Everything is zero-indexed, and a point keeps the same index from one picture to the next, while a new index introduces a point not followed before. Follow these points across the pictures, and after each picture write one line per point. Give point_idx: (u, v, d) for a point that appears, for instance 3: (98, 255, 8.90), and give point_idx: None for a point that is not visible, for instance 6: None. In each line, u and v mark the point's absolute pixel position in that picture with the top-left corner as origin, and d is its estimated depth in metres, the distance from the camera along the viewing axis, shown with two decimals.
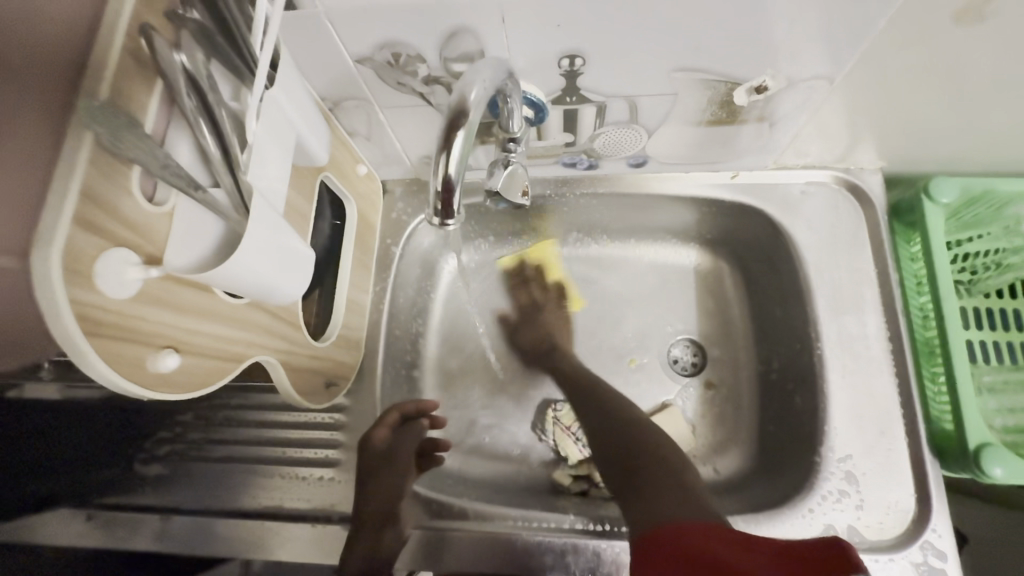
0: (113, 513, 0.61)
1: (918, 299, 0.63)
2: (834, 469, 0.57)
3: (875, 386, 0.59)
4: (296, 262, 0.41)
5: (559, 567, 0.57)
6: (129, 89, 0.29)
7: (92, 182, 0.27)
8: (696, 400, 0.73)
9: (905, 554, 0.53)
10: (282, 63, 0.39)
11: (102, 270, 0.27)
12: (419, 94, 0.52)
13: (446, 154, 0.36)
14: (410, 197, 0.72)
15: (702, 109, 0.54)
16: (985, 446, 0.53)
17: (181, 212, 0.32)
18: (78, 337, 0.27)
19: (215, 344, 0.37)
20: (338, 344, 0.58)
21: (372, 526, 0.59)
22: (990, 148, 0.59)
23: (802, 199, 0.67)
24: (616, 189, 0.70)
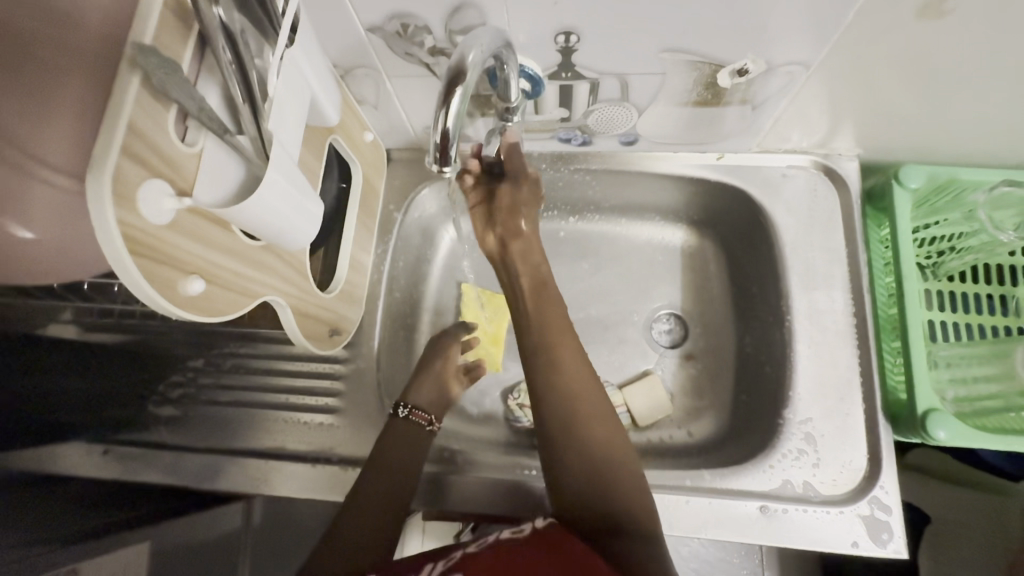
0: (125, 448, 0.65)
1: (885, 280, 0.68)
2: (795, 430, 0.62)
3: (838, 357, 0.64)
4: (308, 210, 0.46)
5: (540, 509, 0.62)
6: (168, 40, 0.33)
7: (137, 119, 0.31)
8: (676, 369, 0.78)
9: (854, 508, 0.58)
10: (302, 26, 0.43)
11: (143, 197, 0.32)
12: (424, 64, 0.56)
13: (445, 110, 0.40)
14: (413, 166, 0.76)
15: (689, 90, 0.58)
16: (931, 412, 0.57)
17: (209, 153, 0.36)
18: (124, 253, 0.31)
19: (234, 278, 0.42)
20: (341, 297, 0.63)
21: (405, 436, 0.60)
22: (958, 139, 0.62)
23: (782, 182, 0.71)
24: (608, 165, 0.74)
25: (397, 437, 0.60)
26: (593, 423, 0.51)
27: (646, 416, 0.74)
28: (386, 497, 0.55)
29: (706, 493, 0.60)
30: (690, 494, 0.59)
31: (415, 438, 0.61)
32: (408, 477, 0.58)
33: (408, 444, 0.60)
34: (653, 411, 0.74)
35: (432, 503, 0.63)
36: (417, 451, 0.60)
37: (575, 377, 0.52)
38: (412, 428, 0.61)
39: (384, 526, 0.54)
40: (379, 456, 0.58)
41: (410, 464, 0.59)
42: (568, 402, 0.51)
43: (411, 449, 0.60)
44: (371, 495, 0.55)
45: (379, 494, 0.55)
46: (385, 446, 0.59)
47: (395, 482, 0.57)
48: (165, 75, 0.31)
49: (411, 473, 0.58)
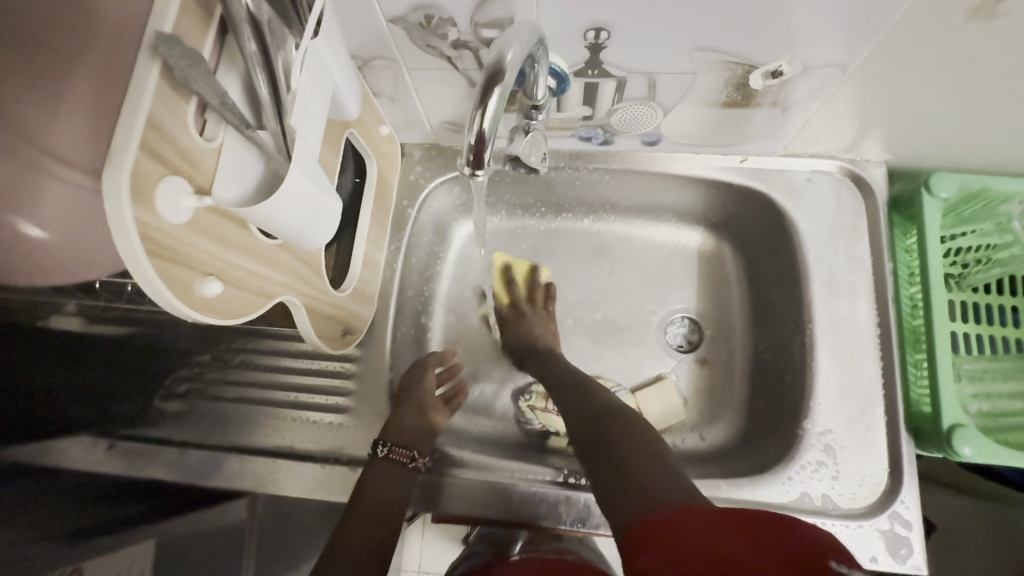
0: (132, 443, 0.65)
1: (909, 290, 0.66)
2: (815, 441, 0.61)
3: (860, 368, 0.62)
4: (327, 209, 0.44)
5: (551, 515, 0.61)
6: (190, 28, 0.32)
7: (157, 111, 0.29)
8: (690, 374, 0.77)
9: (874, 522, 0.57)
10: (326, 16, 0.41)
11: (162, 194, 0.30)
12: (446, 57, 0.54)
13: (481, 111, 0.39)
14: (427, 161, 0.74)
15: (718, 90, 0.56)
16: (958, 427, 0.56)
17: (229, 148, 0.35)
18: (141, 254, 0.29)
19: (251, 278, 0.40)
20: (354, 295, 0.61)
21: (386, 476, 0.59)
22: (992, 147, 0.61)
23: (806, 187, 0.69)
24: (628, 165, 0.72)
25: (375, 488, 0.58)
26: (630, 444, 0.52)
27: (660, 421, 0.73)
28: (360, 561, 0.54)
29: (722, 503, 0.59)
30: (707, 504, 0.58)
31: (398, 479, 0.60)
32: (386, 534, 0.57)
33: (388, 488, 0.59)
34: (667, 417, 0.73)
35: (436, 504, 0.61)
36: (398, 493, 0.59)
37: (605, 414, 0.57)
38: (390, 472, 0.59)
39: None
40: (360, 509, 0.57)
41: (392, 515, 0.58)
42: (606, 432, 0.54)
43: (390, 496, 0.59)
44: (346, 555, 0.54)
45: (353, 556, 0.54)
46: (366, 493, 0.58)
47: (372, 539, 0.56)
48: (188, 66, 0.29)
49: (392, 524, 0.58)
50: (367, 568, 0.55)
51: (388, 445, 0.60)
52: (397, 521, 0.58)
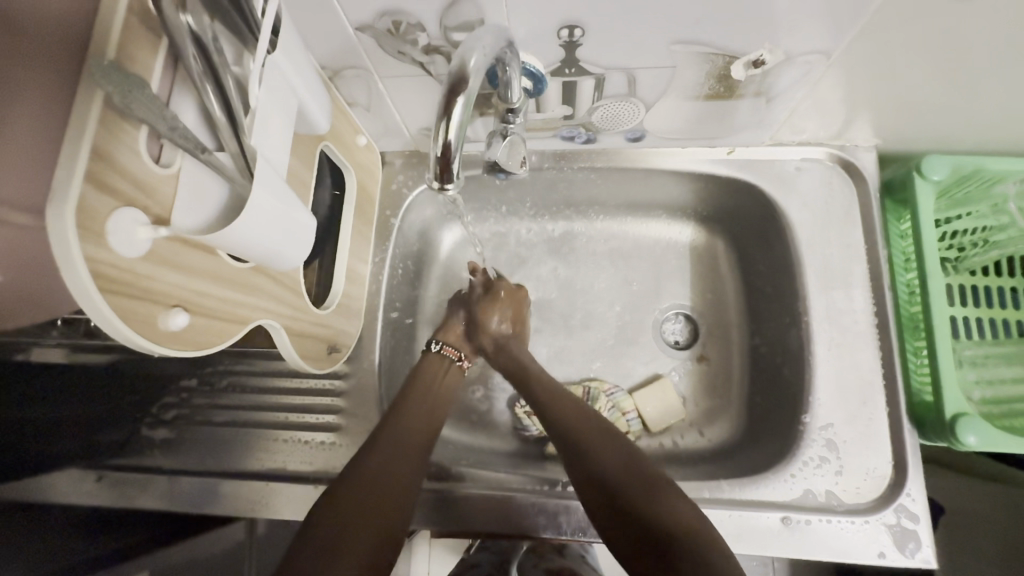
0: (121, 473, 0.63)
1: (906, 276, 0.65)
2: (816, 437, 0.59)
3: (859, 359, 0.61)
4: (299, 228, 0.42)
5: (550, 526, 0.60)
6: (133, 50, 0.30)
7: (101, 142, 0.28)
8: (687, 372, 0.76)
9: (880, 516, 0.56)
10: (285, 28, 0.39)
11: (112, 227, 0.28)
12: (419, 63, 0.52)
13: (447, 120, 0.37)
14: (409, 169, 0.73)
15: (700, 83, 0.54)
16: (961, 416, 0.55)
17: (187, 175, 0.33)
18: (93, 291, 0.28)
19: (222, 305, 0.39)
20: (338, 311, 0.60)
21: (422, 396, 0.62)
22: (984, 126, 0.59)
23: (796, 176, 0.68)
24: (614, 163, 0.70)
25: (414, 396, 0.63)
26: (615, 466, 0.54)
27: (658, 421, 0.72)
28: (400, 459, 0.56)
29: (724, 504, 0.57)
30: (709, 507, 0.57)
31: (450, 380, 0.67)
32: (425, 437, 0.60)
33: (426, 395, 0.63)
34: (665, 416, 0.72)
35: (434, 522, 0.61)
36: (434, 403, 0.63)
37: (588, 430, 0.58)
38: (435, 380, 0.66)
39: (399, 486, 0.54)
40: (401, 411, 0.60)
41: (429, 424, 0.61)
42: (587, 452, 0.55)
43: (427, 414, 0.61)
44: (389, 449, 0.56)
45: (394, 453, 0.56)
46: (405, 399, 0.62)
47: (411, 439, 0.58)
48: (130, 93, 0.27)
49: (430, 433, 0.60)
50: (406, 467, 0.56)
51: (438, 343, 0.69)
52: (432, 429, 0.61)
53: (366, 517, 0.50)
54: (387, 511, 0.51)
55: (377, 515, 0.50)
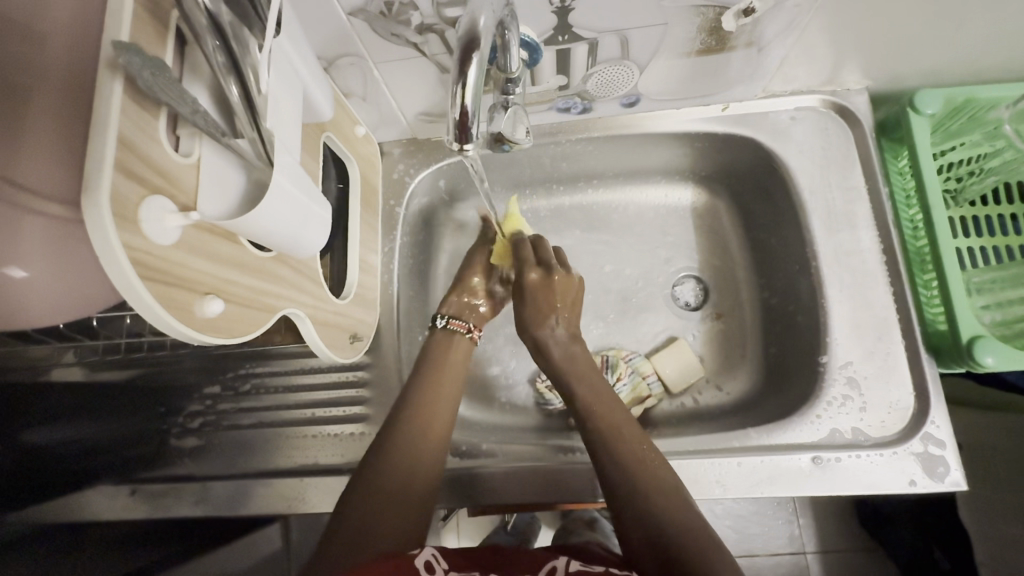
0: (155, 484, 0.64)
1: (909, 212, 0.66)
2: (837, 376, 0.60)
3: (871, 296, 0.62)
4: (317, 213, 0.43)
5: (587, 492, 0.60)
6: (146, 39, 0.30)
7: (126, 130, 0.28)
8: (702, 331, 0.77)
9: (907, 447, 0.57)
10: (285, 14, 0.40)
11: (145, 214, 0.29)
12: (413, 44, 0.53)
13: (462, 84, 0.38)
14: (409, 157, 0.73)
15: (692, 38, 0.55)
16: (978, 339, 0.56)
17: (206, 161, 0.33)
18: (134, 279, 0.28)
19: (250, 294, 0.39)
20: (356, 301, 0.60)
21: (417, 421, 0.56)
22: (973, 56, 0.60)
23: (791, 125, 0.68)
24: (611, 131, 0.71)
25: (423, 391, 0.59)
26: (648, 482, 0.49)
27: (679, 383, 0.73)
28: (414, 465, 0.53)
29: (752, 450, 0.58)
30: (741, 455, 0.58)
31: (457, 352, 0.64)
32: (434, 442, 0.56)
33: (436, 390, 0.59)
34: (685, 376, 0.73)
35: (469, 498, 0.61)
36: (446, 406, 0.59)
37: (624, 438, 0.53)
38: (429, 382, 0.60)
39: (413, 498, 0.51)
40: (405, 412, 0.57)
41: (439, 425, 0.57)
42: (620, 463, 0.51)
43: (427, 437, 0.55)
44: (397, 452, 0.53)
45: (405, 459, 0.53)
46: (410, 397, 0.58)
47: (419, 444, 0.54)
48: (151, 76, 0.28)
49: (441, 436, 0.56)
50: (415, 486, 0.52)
51: (446, 317, 0.67)
52: (447, 432, 0.58)
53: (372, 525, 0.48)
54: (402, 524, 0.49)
55: (387, 524, 0.49)
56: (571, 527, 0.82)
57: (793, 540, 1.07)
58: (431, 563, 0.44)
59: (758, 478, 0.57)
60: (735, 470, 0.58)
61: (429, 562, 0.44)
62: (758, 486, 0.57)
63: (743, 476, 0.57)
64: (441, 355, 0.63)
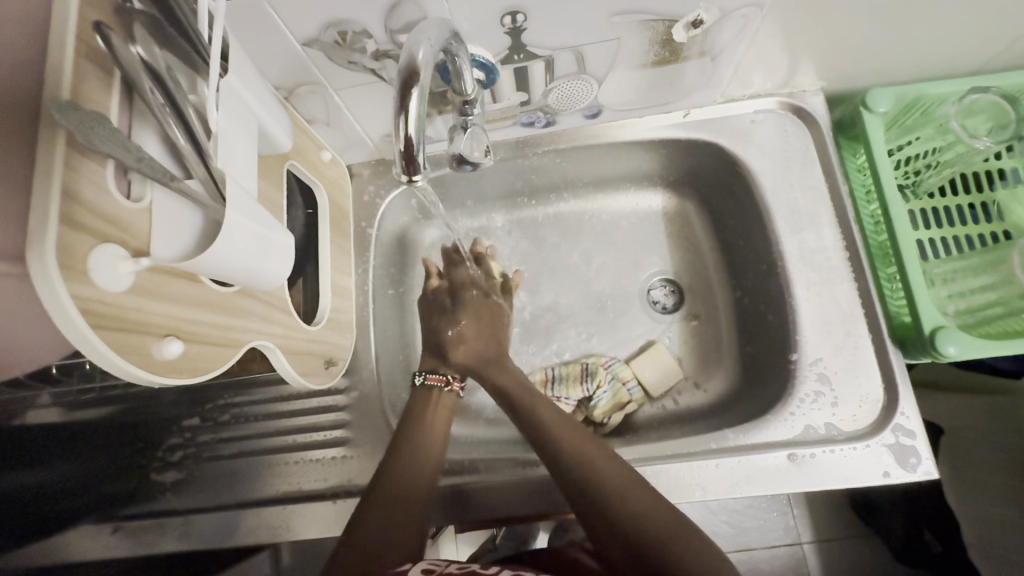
0: (137, 521, 0.64)
1: (868, 207, 0.68)
2: (807, 373, 0.61)
3: (837, 292, 0.63)
4: (278, 246, 0.43)
5: (570, 502, 0.61)
6: (90, 89, 0.30)
7: (71, 183, 0.28)
8: (679, 334, 0.78)
9: (879, 438, 0.58)
10: (233, 53, 0.40)
11: (95, 263, 0.29)
12: (371, 70, 0.53)
13: (404, 116, 0.39)
14: (378, 178, 0.74)
15: (645, 50, 0.56)
16: (939, 330, 0.57)
17: (158, 205, 0.34)
18: (87, 329, 0.28)
19: (214, 330, 0.39)
20: (329, 325, 0.60)
21: (416, 440, 0.58)
22: (921, 54, 0.62)
23: (752, 128, 0.70)
24: (576, 142, 0.72)
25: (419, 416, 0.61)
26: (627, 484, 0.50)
27: (658, 387, 0.74)
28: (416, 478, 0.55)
29: (731, 451, 0.59)
30: (719, 456, 0.59)
31: (443, 405, 0.63)
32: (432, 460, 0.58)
33: (433, 423, 0.61)
34: (665, 380, 0.74)
35: (454, 515, 0.62)
36: (443, 423, 0.62)
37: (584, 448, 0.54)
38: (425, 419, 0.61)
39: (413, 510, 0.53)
40: (405, 436, 0.59)
41: (435, 445, 0.59)
42: (591, 476, 0.51)
43: (424, 456, 0.58)
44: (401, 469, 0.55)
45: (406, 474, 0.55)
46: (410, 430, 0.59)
47: (421, 467, 0.57)
48: (93, 129, 0.28)
49: (437, 454, 0.59)
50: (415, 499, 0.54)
51: (423, 373, 0.65)
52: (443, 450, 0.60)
53: (379, 534, 0.50)
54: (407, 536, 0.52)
55: (395, 534, 0.51)
56: (567, 525, 0.83)
57: (788, 532, 1.09)
58: None
59: (735, 480, 0.58)
60: (713, 471, 0.58)
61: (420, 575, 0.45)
62: (737, 487, 0.58)
63: (719, 477, 0.58)
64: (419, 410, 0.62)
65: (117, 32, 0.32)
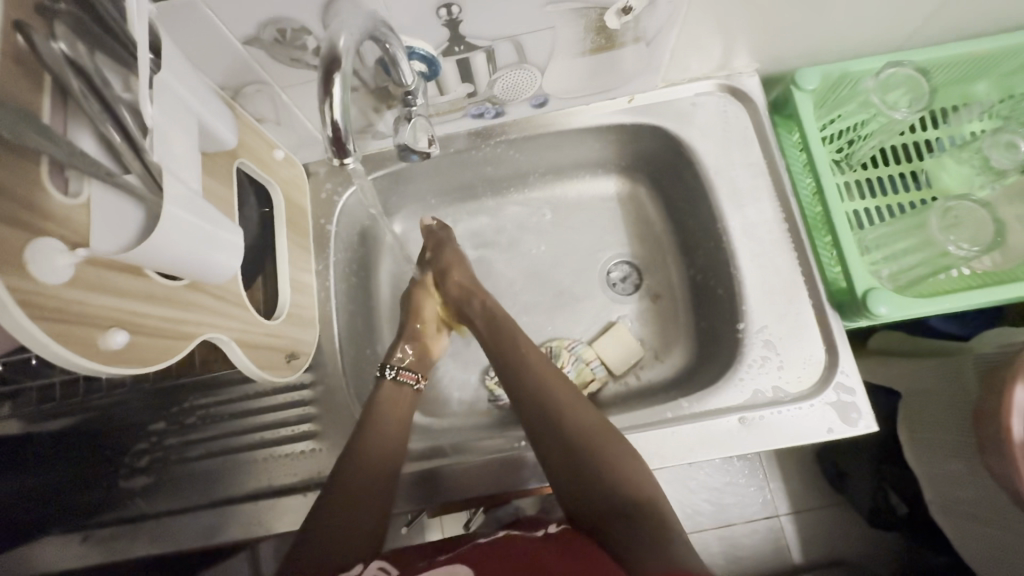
0: (106, 529, 0.63)
1: (806, 181, 0.71)
2: (754, 340, 0.64)
3: (779, 262, 0.66)
4: (226, 239, 0.44)
5: (536, 477, 0.63)
6: (18, 88, 0.31)
7: (1, 180, 0.29)
8: (640, 314, 0.80)
9: (822, 397, 0.61)
10: (166, 53, 0.41)
11: (30, 255, 0.30)
12: (314, 67, 0.54)
13: (329, 102, 0.40)
14: (335, 176, 0.75)
15: (582, 38, 0.58)
16: (870, 291, 0.61)
17: (96, 199, 0.34)
18: (25, 319, 0.29)
19: (162, 322, 0.40)
20: (290, 321, 0.61)
21: (377, 429, 0.60)
22: (844, 33, 0.65)
23: (693, 111, 0.73)
24: (527, 132, 0.74)
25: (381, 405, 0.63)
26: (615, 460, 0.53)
27: (620, 365, 0.76)
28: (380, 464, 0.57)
29: (685, 418, 0.62)
30: (674, 424, 0.61)
31: (404, 396, 0.65)
32: (395, 445, 0.60)
33: (394, 406, 0.63)
34: (627, 358, 0.76)
35: (423, 499, 0.63)
36: (406, 408, 0.64)
37: (567, 423, 0.56)
38: (387, 406, 0.62)
39: (375, 501, 0.55)
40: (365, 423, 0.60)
41: (397, 428, 0.61)
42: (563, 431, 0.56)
43: (387, 444, 0.59)
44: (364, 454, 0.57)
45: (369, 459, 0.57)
46: (374, 423, 0.60)
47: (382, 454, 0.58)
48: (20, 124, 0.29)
49: (401, 443, 0.60)
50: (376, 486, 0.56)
51: (395, 368, 0.66)
52: (405, 436, 0.62)
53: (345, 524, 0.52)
54: (368, 537, 0.53)
55: (354, 531, 0.52)
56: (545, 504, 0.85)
57: (764, 504, 1.13)
58: (379, 571, 0.46)
59: (687, 448, 0.61)
60: (668, 440, 0.61)
61: (377, 572, 0.46)
62: (693, 452, 0.61)
63: (675, 444, 0.61)
64: (391, 404, 0.63)
65: (42, 33, 0.32)
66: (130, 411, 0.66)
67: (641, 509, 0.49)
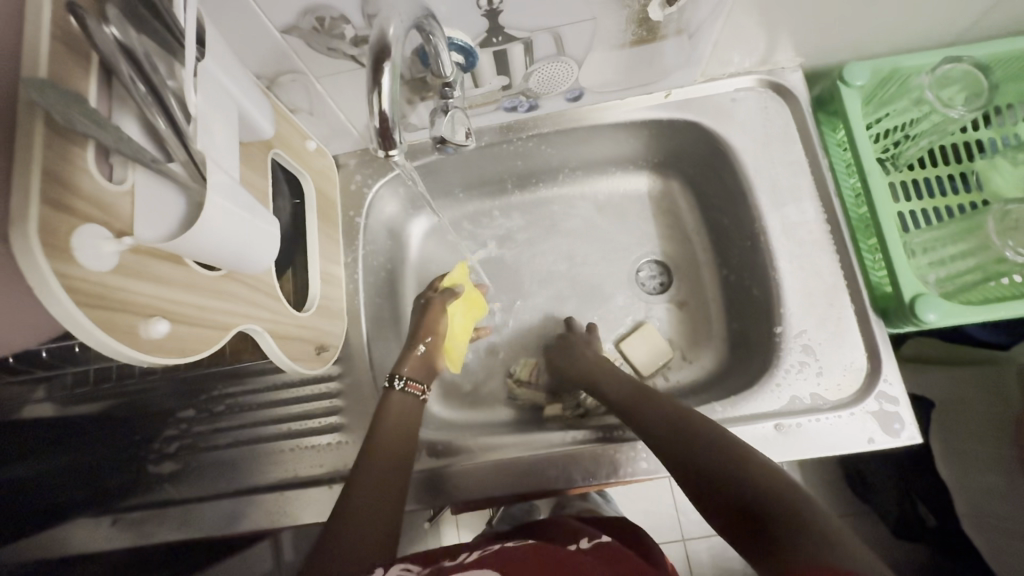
0: (135, 513, 0.64)
1: (850, 181, 0.69)
2: (792, 344, 0.62)
3: (820, 265, 0.64)
4: (264, 231, 0.44)
5: (562, 478, 0.62)
6: (67, 72, 0.31)
7: (51, 165, 0.29)
8: (669, 314, 0.79)
9: (863, 406, 0.59)
10: (209, 39, 0.41)
11: (78, 242, 0.30)
12: (351, 57, 0.54)
13: (378, 92, 0.39)
14: (365, 168, 0.74)
15: (623, 30, 0.56)
16: (919, 297, 0.58)
17: (140, 188, 0.34)
18: (72, 306, 0.29)
19: (201, 313, 0.40)
20: (320, 313, 0.61)
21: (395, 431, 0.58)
22: (897, 27, 0.62)
23: (732, 106, 0.70)
24: (560, 126, 0.72)
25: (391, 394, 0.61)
26: (683, 435, 0.51)
27: (648, 366, 0.74)
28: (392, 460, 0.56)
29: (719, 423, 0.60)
30: None
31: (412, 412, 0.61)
32: (405, 440, 0.58)
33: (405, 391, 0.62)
34: (655, 359, 0.75)
35: (448, 496, 0.62)
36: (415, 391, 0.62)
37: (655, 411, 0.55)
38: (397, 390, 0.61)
39: (391, 492, 0.54)
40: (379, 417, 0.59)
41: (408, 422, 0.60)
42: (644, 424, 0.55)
43: (400, 437, 0.58)
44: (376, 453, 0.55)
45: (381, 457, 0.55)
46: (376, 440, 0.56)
47: (394, 449, 0.56)
48: (70, 108, 0.29)
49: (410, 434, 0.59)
50: (391, 484, 0.54)
51: (405, 377, 0.62)
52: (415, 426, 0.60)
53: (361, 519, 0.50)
54: (384, 528, 0.51)
55: (372, 521, 0.51)
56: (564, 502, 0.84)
57: None
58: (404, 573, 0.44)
59: None
60: None
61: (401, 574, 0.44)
62: None
63: None
64: (397, 419, 0.59)
65: (91, 17, 0.32)
66: (160, 397, 0.67)
67: (755, 481, 0.44)
